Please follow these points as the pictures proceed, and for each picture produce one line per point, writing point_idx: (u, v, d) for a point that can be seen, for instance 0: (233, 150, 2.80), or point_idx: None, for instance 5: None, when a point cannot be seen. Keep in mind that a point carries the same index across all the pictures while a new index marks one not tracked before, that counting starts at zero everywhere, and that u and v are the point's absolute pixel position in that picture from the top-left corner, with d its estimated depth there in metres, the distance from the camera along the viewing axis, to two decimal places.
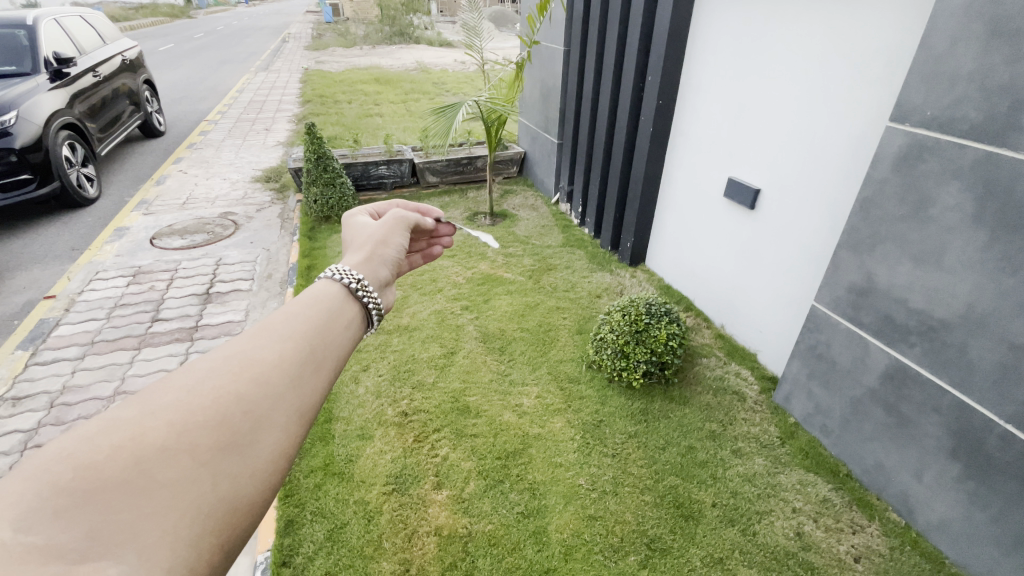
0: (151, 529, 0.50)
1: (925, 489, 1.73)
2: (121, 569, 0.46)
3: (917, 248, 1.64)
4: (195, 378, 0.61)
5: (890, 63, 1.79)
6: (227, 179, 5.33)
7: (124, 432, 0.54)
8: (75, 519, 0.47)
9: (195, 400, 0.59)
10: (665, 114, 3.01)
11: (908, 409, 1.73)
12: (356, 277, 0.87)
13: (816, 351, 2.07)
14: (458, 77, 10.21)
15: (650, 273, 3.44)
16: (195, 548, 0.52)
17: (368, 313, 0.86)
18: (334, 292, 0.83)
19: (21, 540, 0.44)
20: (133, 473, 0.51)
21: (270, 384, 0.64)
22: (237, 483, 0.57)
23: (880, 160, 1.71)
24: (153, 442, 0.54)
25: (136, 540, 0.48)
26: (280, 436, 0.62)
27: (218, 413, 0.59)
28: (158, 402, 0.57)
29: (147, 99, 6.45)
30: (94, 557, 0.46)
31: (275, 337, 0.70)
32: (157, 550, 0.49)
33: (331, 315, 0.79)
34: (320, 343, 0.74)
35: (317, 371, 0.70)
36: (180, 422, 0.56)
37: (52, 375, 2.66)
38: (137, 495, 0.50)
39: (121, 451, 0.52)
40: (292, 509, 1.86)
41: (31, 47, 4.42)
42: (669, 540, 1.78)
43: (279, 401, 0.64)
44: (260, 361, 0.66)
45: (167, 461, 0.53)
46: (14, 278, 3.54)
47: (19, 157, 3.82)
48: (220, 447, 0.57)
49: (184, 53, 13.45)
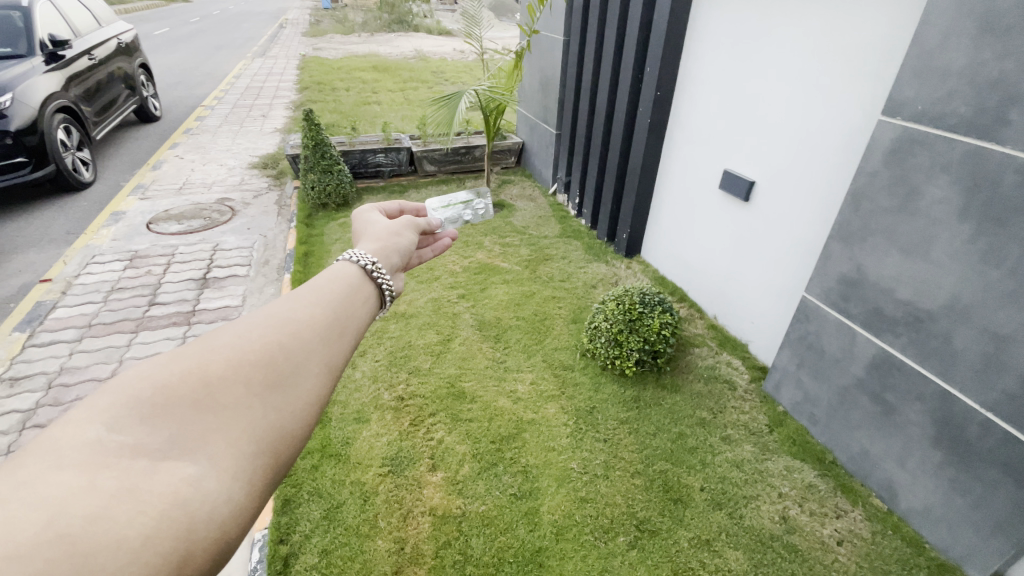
0: (219, 440, 0.56)
1: (908, 475, 1.78)
2: (197, 470, 0.53)
3: (905, 240, 1.68)
4: (245, 325, 0.66)
5: (884, 59, 1.81)
6: (224, 165, 5.31)
7: (191, 360, 0.59)
8: (157, 426, 0.54)
9: (247, 342, 0.64)
10: (664, 106, 3.03)
11: (893, 397, 1.78)
12: (372, 260, 0.89)
13: (806, 341, 2.11)
14: (457, 66, 10.14)
15: (645, 264, 3.47)
16: (254, 462, 0.58)
17: (381, 292, 0.89)
18: (350, 275, 0.85)
19: (114, 438, 0.51)
20: (201, 394, 0.57)
21: (308, 337, 0.69)
22: (284, 416, 0.62)
23: (872, 153, 1.73)
24: (216, 371, 0.59)
25: (207, 448, 0.55)
26: (319, 380, 0.68)
27: (267, 355, 0.64)
28: (217, 340, 0.63)
29: (143, 83, 6.40)
30: (174, 457, 0.52)
31: (309, 299, 0.75)
32: (224, 459, 0.55)
33: (352, 289, 0.83)
34: (346, 310, 0.78)
35: (346, 332, 0.75)
36: (237, 358, 0.62)
37: (50, 357, 2.67)
38: (205, 413, 0.57)
39: (191, 375, 0.58)
40: (289, 489, 1.90)
41: (26, 28, 4.37)
42: (657, 521, 1.82)
43: (318, 350, 0.69)
44: (299, 317, 0.71)
45: (227, 388, 0.59)
46: (10, 261, 3.53)
47: (15, 140, 3.80)
48: (270, 382, 0.62)
49: (180, 37, 13.33)
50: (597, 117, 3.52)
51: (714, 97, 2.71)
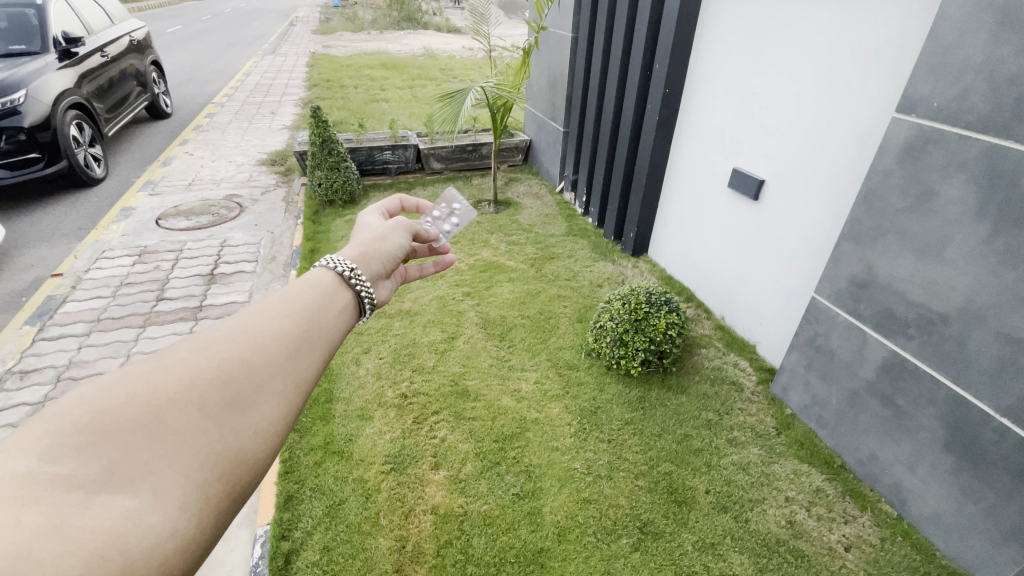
0: (164, 468, 0.55)
1: (918, 481, 1.75)
2: (136, 502, 0.51)
3: (919, 240, 1.64)
4: (203, 342, 0.66)
5: (898, 56, 1.78)
6: (233, 162, 5.34)
7: (139, 382, 0.58)
8: (97, 454, 0.52)
9: (204, 362, 0.63)
10: (672, 104, 3.00)
11: (904, 401, 1.74)
12: (349, 266, 0.90)
13: (815, 342, 2.08)
14: (465, 63, 10.13)
15: (652, 263, 3.45)
16: (205, 490, 0.57)
17: (360, 300, 0.89)
18: (325, 281, 0.86)
19: (46, 469, 0.49)
20: (148, 419, 0.56)
21: (270, 354, 0.69)
22: (240, 440, 0.61)
23: (885, 151, 1.70)
24: (166, 393, 0.58)
25: (150, 478, 0.53)
26: (280, 399, 0.67)
27: (224, 375, 0.63)
28: (170, 358, 0.62)
29: (154, 80, 6.45)
30: (113, 489, 0.51)
31: (276, 311, 0.75)
32: (170, 488, 0.54)
33: (326, 298, 0.83)
34: (316, 323, 0.78)
35: (313, 348, 0.75)
36: (190, 379, 0.61)
37: (58, 350, 2.69)
38: (150, 439, 0.55)
39: (137, 399, 0.57)
40: (292, 485, 1.90)
41: (40, 25, 4.41)
42: (661, 524, 1.80)
43: (281, 368, 0.69)
44: (262, 332, 0.71)
45: (178, 412, 0.58)
46: (22, 256, 3.57)
47: (28, 136, 3.84)
48: (226, 404, 0.62)
49: (192, 35, 13.43)
50: (605, 114, 3.49)
51: (723, 95, 2.67)
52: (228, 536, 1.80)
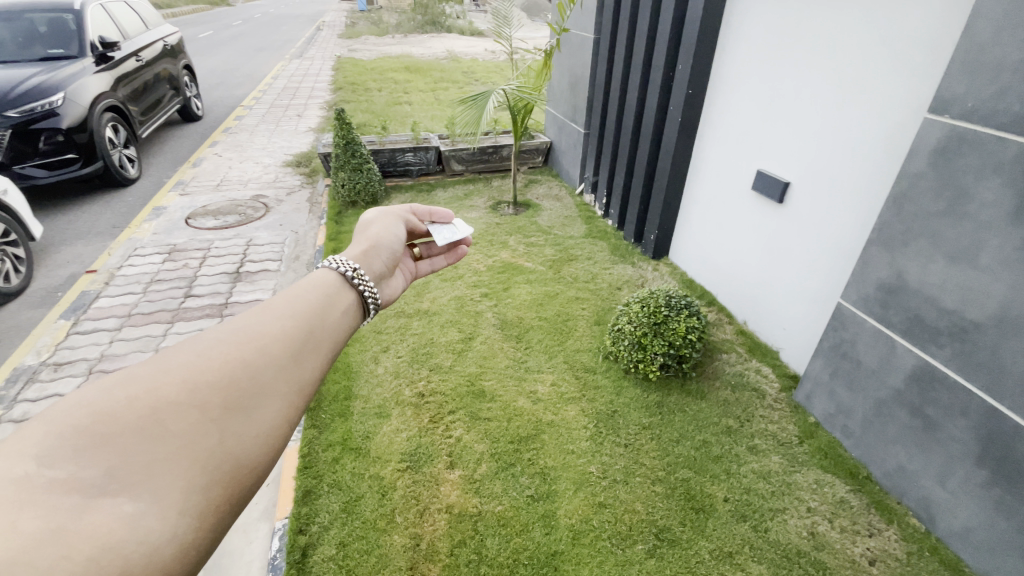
0: (163, 472, 0.57)
1: (948, 495, 1.68)
2: (135, 507, 0.54)
3: (951, 245, 1.58)
4: (205, 346, 0.70)
5: (930, 56, 1.73)
6: (260, 163, 5.47)
7: (141, 385, 0.62)
8: (96, 458, 0.55)
9: (204, 366, 0.67)
10: (695, 105, 2.96)
11: (934, 411, 1.68)
12: (352, 267, 0.98)
13: (840, 349, 2.02)
14: (488, 66, 10.18)
15: (673, 266, 3.40)
16: (205, 494, 0.59)
17: (364, 301, 0.98)
18: (329, 281, 0.94)
19: (46, 473, 0.52)
20: (149, 422, 0.59)
21: (270, 359, 0.73)
22: (241, 442, 0.64)
23: (916, 153, 1.64)
24: (167, 396, 0.62)
25: (149, 483, 0.56)
26: (281, 402, 0.71)
27: (226, 378, 0.67)
28: (171, 362, 0.66)
29: (186, 84, 6.66)
30: (112, 493, 0.53)
31: (277, 316, 0.80)
32: (169, 493, 0.56)
33: (328, 303, 0.90)
34: (316, 329, 0.83)
35: (313, 352, 0.80)
36: (192, 382, 0.64)
37: (91, 344, 2.80)
38: (151, 442, 0.58)
39: (138, 402, 0.60)
40: (310, 480, 1.93)
41: (78, 31, 4.59)
42: (678, 531, 1.77)
43: (281, 371, 0.73)
44: (264, 335, 0.76)
45: (179, 415, 0.61)
46: (60, 252, 3.72)
47: (66, 137, 4.00)
48: (226, 408, 0.65)
49: (223, 40, 13.82)
50: (626, 115, 3.47)
51: (747, 97, 2.63)
52: (248, 529, 1.84)
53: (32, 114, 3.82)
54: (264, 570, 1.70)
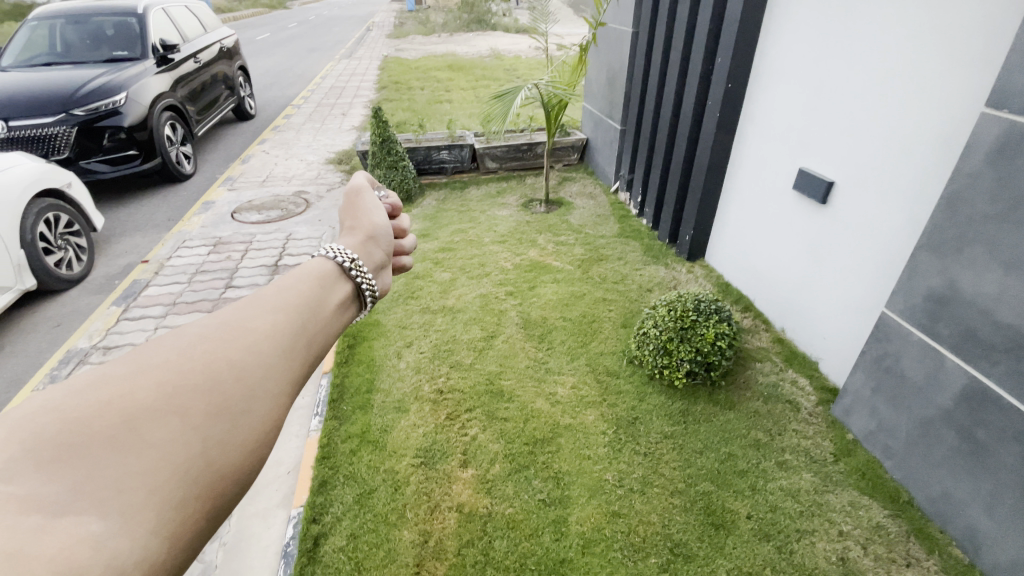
0: (134, 489, 0.46)
1: (998, 528, 1.52)
2: (102, 528, 0.43)
3: (1010, 252, 1.42)
4: (195, 332, 0.58)
5: (990, 46, 1.57)
6: (304, 160, 5.66)
7: (115, 384, 0.51)
8: (56, 473, 0.44)
9: (196, 357, 0.56)
10: (734, 100, 2.81)
11: (985, 435, 1.52)
12: (351, 256, 0.83)
13: (883, 363, 1.87)
14: (529, 64, 10.15)
15: (709, 269, 3.26)
16: (182, 513, 0.47)
17: (360, 292, 0.81)
18: (324, 271, 0.78)
19: None
20: (122, 427, 0.48)
21: (275, 348, 0.61)
22: (229, 451, 0.52)
23: (972, 150, 1.49)
24: (144, 398, 0.50)
25: (119, 501, 0.45)
26: (281, 403, 0.59)
27: (220, 372, 0.55)
28: (155, 354, 0.54)
29: (241, 84, 6.99)
30: (75, 513, 0.42)
31: (285, 298, 0.68)
32: (142, 511, 0.45)
33: (342, 284, 0.78)
34: (327, 314, 0.71)
35: (324, 341, 0.68)
36: (175, 380, 0.53)
37: (138, 330, 2.97)
38: (124, 452, 0.47)
39: (110, 406, 0.49)
40: (327, 471, 1.97)
41: (142, 34, 4.88)
42: (694, 547, 1.69)
43: (282, 365, 0.61)
44: (261, 324, 0.63)
45: (160, 419, 0.50)
46: (119, 243, 3.98)
47: (127, 135, 4.27)
48: (220, 408, 0.53)
49: (279, 42, 14.43)
50: (663, 112, 3.35)
51: (791, 91, 2.47)
52: (266, 514, 1.90)
53: (97, 113, 4.10)
54: (277, 556, 1.75)
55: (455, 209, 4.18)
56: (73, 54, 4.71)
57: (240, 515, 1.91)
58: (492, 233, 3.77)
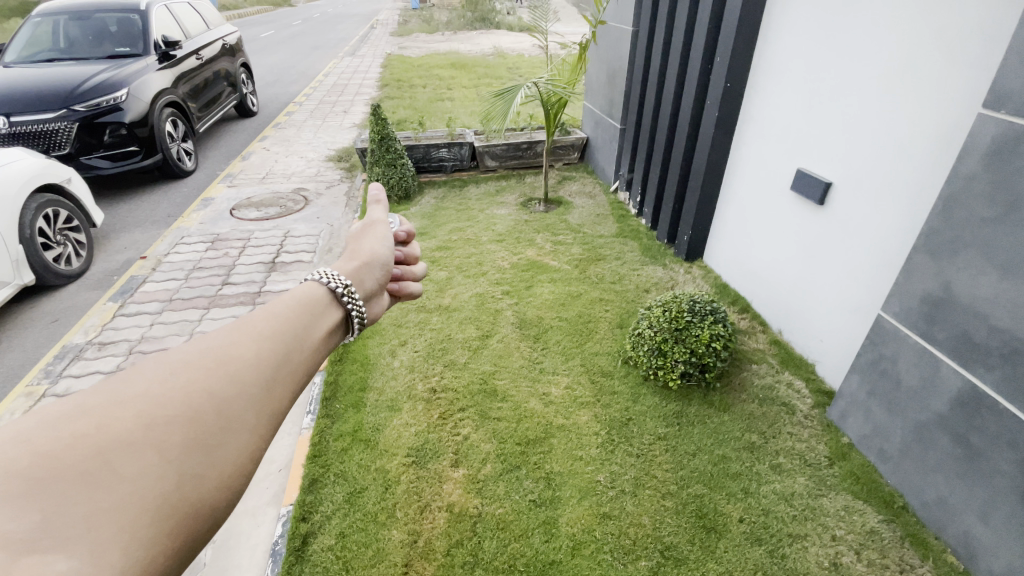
0: (104, 525, 0.47)
1: (992, 534, 1.50)
2: (70, 564, 0.43)
3: (1005, 256, 1.40)
4: (170, 367, 0.60)
5: (988, 43, 1.55)
6: (304, 157, 5.66)
7: (87, 419, 0.53)
8: (24, 509, 0.45)
9: (169, 391, 0.57)
10: (733, 100, 2.79)
11: (979, 440, 1.50)
12: (344, 283, 0.86)
13: (879, 366, 1.85)
14: (532, 62, 10.12)
15: (707, 270, 3.24)
16: (151, 548, 0.49)
17: (348, 317, 0.86)
18: (315, 296, 0.82)
19: None
20: (93, 464, 0.50)
21: (248, 381, 0.63)
22: (201, 486, 0.55)
23: (968, 152, 1.47)
24: (119, 433, 0.52)
25: (88, 538, 0.46)
26: (254, 436, 0.61)
27: (193, 407, 0.57)
28: (131, 387, 0.56)
29: (243, 81, 7.00)
30: (43, 550, 0.43)
31: (262, 328, 0.70)
32: (110, 549, 0.46)
33: (319, 312, 0.80)
34: (303, 344, 0.74)
35: (298, 372, 0.70)
36: (150, 414, 0.55)
37: (134, 326, 2.97)
38: (94, 489, 0.48)
39: (83, 442, 0.51)
40: (317, 469, 1.96)
41: (144, 30, 4.88)
42: (685, 550, 1.68)
43: (258, 399, 0.63)
44: (238, 358, 0.65)
45: (131, 455, 0.51)
46: (118, 238, 3.98)
47: (128, 131, 4.27)
48: (192, 444, 0.55)
49: (282, 39, 14.43)
50: (662, 111, 3.34)
51: (789, 92, 2.45)
52: (257, 512, 1.89)
53: (98, 109, 4.10)
54: (267, 554, 1.75)
55: (454, 207, 4.17)
56: (75, 50, 4.72)
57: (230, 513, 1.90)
58: (490, 232, 3.76)
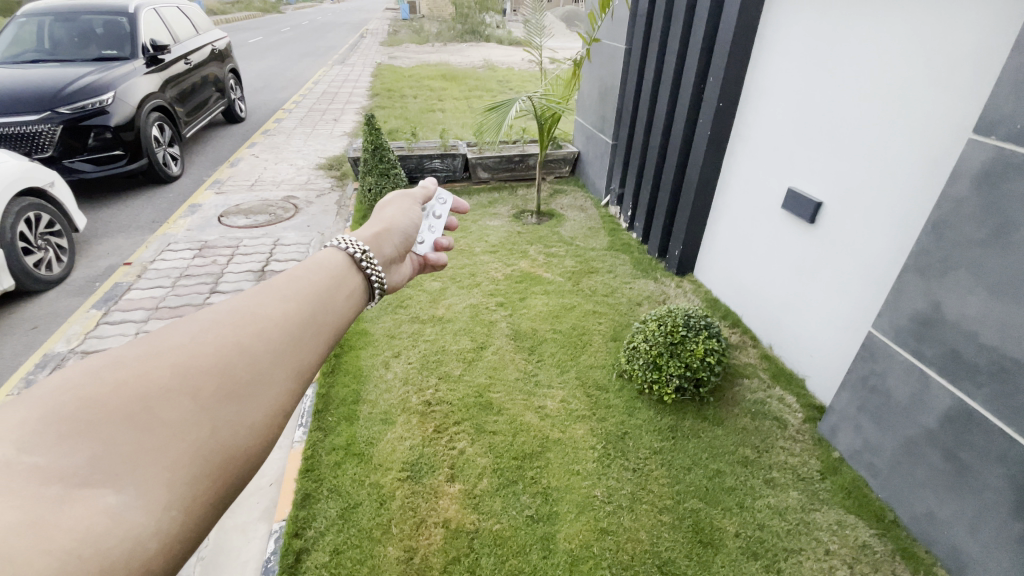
0: (149, 463, 0.57)
1: (982, 548, 1.53)
2: (119, 499, 0.53)
3: (993, 277, 1.45)
4: (199, 330, 0.70)
5: (979, 72, 1.61)
6: (293, 165, 5.62)
7: (128, 370, 0.62)
8: (79, 447, 0.54)
9: (199, 351, 0.68)
10: (725, 119, 2.86)
11: (969, 456, 1.54)
12: (361, 248, 1.02)
13: (869, 382, 1.89)
14: (522, 75, 10.24)
15: (697, 284, 3.29)
16: (194, 486, 0.59)
17: (370, 283, 1.01)
18: (336, 260, 0.98)
19: (27, 459, 0.51)
20: (137, 409, 0.59)
21: (270, 342, 0.74)
22: (234, 433, 0.65)
23: (958, 176, 1.53)
24: (158, 382, 0.62)
25: (134, 474, 0.55)
26: (277, 391, 0.71)
27: (221, 364, 0.68)
28: (165, 347, 0.66)
29: (231, 86, 6.94)
30: (94, 485, 0.52)
31: (281, 299, 0.82)
32: (155, 485, 0.56)
33: (334, 285, 0.92)
34: (319, 313, 0.85)
35: (314, 337, 0.81)
36: (183, 369, 0.65)
37: (118, 334, 2.90)
38: (139, 430, 0.58)
39: (126, 389, 0.60)
40: (310, 484, 1.93)
41: (132, 34, 4.82)
42: (682, 565, 1.68)
43: (280, 358, 0.74)
44: (264, 319, 0.77)
45: (169, 403, 0.61)
46: (101, 244, 3.89)
47: (114, 134, 4.19)
48: (220, 396, 0.65)
49: (272, 45, 14.39)
50: (655, 128, 3.40)
51: (780, 109, 2.52)
52: (247, 528, 1.84)
53: (83, 112, 4.02)
54: (258, 571, 1.70)
55: None
56: (60, 52, 4.63)
57: (219, 529, 1.85)
58: (483, 243, 3.76)
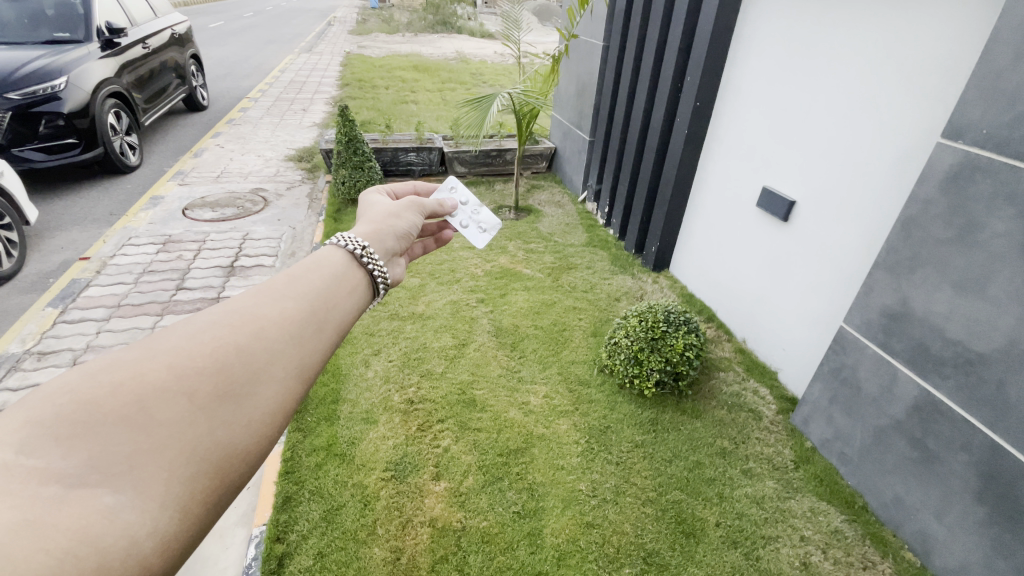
0: (146, 464, 0.54)
1: (946, 531, 1.62)
2: (116, 500, 0.51)
3: (959, 274, 1.53)
4: (198, 327, 0.66)
5: (948, 78, 1.68)
6: (261, 156, 5.43)
7: (125, 370, 0.58)
8: (76, 449, 0.51)
9: (197, 348, 0.63)
10: (702, 117, 2.91)
11: (935, 444, 1.62)
12: (360, 244, 0.94)
13: (841, 374, 1.97)
14: (496, 69, 10.17)
15: (673, 279, 3.36)
16: (192, 486, 0.56)
17: (374, 280, 0.94)
18: (335, 259, 0.90)
19: (24, 462, 0.49)
20: (133, 410, 0.55)
21: (271, 340, 0.70)
22: (234, 432, 0.61)
23: (928, 178, 1.59)
24: (154, 382, 0.58)
25: (132, 475, 0.52)
26: (278, 388, 0.67)
27: (219, 362, 0.63)
28: (162, 346, 0.62)
29: (192, 73, 6.63)
30: (92, 485, 0.50)
31: (281, 295, 0.76)
32: (153, 485, 0.53)
33: (336, 279, 0.87)
34: (322, 308, 0.80)
35: (319, 331, 0.77)
36: (180, 367, 0.60)
37: (77, 334, 2.74)
38: (135, 431, 0.54)
39: (122, 390, 0.56)
40: (291, 486, 1.88)
41: (85, 15, 4.54)
42: (667, 556, 1.72)
43: (281, 354, 0.70)
44: (265, 316, 0.72)
45: (165, 403, 0.57)
46: (53, 238, 3.67)
47: (66, 122, 3.95)
48: (219, 395, 0.61)
49: (234, 31, 13.82)
50: (633, 124, 3.42)
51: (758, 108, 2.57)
52: (224, 534, 1.78)
53: (33, 97, 3.77)
54: None
55: None
56: (5, 32, 4.33)
57: None
58: (461, 239, 3.73)
